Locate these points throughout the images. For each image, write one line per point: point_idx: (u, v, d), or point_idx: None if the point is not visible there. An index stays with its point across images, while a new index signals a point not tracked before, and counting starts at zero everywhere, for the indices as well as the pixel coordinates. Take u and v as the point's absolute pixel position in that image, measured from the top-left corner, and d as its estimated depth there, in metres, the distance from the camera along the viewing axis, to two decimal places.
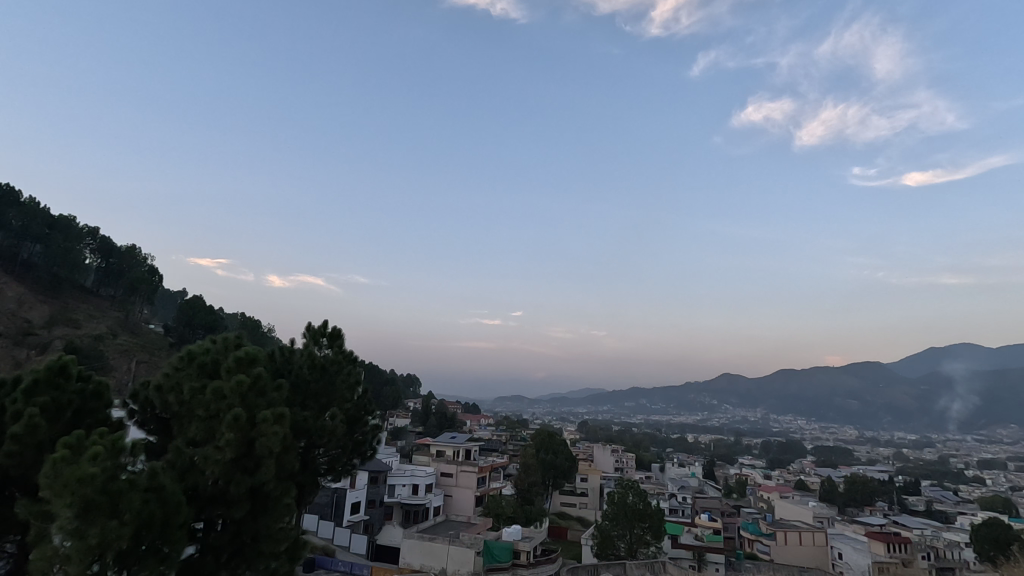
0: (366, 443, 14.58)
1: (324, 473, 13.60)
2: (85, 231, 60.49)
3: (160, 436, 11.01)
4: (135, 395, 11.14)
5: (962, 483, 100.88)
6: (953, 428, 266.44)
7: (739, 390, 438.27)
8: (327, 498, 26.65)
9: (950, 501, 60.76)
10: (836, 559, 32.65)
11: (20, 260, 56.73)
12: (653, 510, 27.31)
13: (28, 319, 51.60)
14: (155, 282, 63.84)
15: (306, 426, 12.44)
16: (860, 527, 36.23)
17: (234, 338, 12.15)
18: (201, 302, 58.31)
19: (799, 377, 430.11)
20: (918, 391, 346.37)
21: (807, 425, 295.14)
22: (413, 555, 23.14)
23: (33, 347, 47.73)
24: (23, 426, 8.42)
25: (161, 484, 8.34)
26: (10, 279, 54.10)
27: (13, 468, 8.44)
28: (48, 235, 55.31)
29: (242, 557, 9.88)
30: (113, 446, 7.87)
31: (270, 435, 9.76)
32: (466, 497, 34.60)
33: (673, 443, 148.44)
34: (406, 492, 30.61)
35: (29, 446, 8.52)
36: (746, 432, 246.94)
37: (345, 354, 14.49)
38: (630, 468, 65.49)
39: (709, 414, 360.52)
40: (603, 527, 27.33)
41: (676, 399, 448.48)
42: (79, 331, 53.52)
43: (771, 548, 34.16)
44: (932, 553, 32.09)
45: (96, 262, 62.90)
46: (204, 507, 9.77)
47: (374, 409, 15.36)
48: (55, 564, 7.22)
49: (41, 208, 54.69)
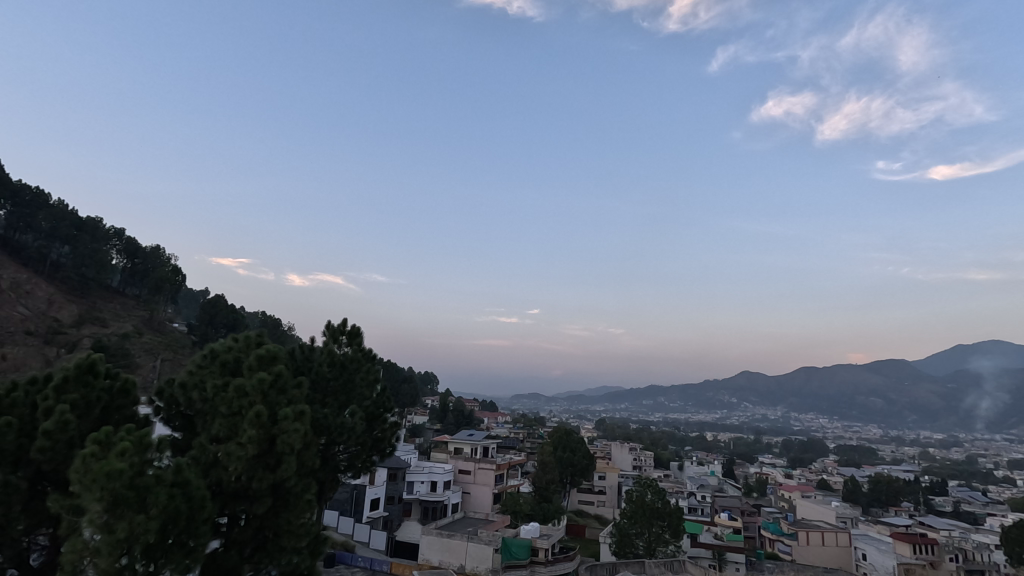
0: (384, 441, 14.61)
1: (344, 470, 13.74)
2: (112, 232, 61.77)
3: (184, 433, 11.21)
4: (160, 392, 11.35)
5: (993, 484, 97.59)
6: (981, 428, 259.98)
7: (758, 388, 432.13)
8: (346, 494, 26.99)
9: (980, 502, 59.22)
10: (860, 560, 32.15)
11: (49, 261, 58.13)
12: (671, 508, 27.10)
13: (58, 318, 53.08)
14: (178, 282, 64.91)
15: (326, 424, 12.59)
16: (885, 528, 35.56)
17: (256, 336, 12.31)
18: (222, 301, 59.24)
19: (822, 375, 422.49)
20: (946, 390, 338.10)
21: (830, 424, 288.49)
22: (432, 552, 23.23)
23: (62, 346, 48.95)
24: (53, 423, 8.62)
25: (186, 479, 8.56)
26: (39, 279, 55.52)
27: (45, 464, 8.68)
28: (77, 236, 56.57)
29: (264, 552, 10.07)
30: (139, 442, 8.03)
31: (291, 433, 9.91)
32: (485, 494, 34.77)
33: (691, 442, 146.98)
34: (424, 489, 30.85)
35: (61, 441, 8.76)
36: (767, 431, 245.40)
37: (365, 352, 14.68)
38: (648, 466, 65.30)
39: (728, 411, 356.17)
40: (621, 526, 27.19)
41: (693, 397, 442.61)
42: (106, 330, 54.76)
43: (792, 548, 33.82)
44: (961, 555, 31.31)
45: (122, 262, 64.41)
46: (227, 502, 9.99)
47: (393, 407, 15.30)
48: (85, 557, 7.44)
49: (69, 210, 56.02)
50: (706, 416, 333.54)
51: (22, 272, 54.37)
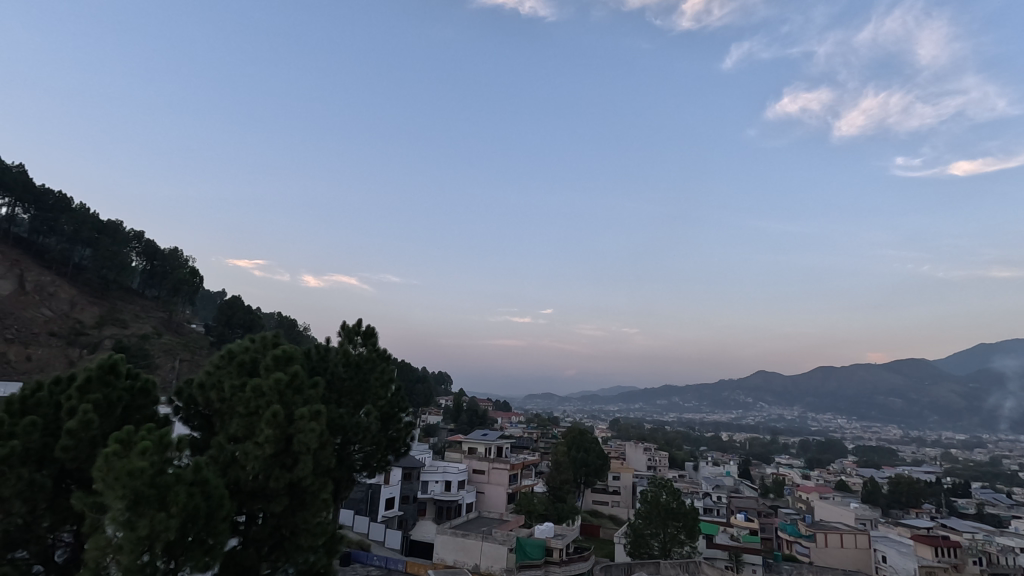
0: (399, 440, 14.72)
1: (360, 469, 13.86)
2: (132, 235, 62.87)
3: (202, 432, 11.38)
4: (180, 392, 11.53)
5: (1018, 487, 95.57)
6: (1005, 429, 254.74)
7: (775, 388, 427.37)
8: (361, 493, 27.23)
9: (1004, 504, 57.97)
10: (879, 563, 31.66)
11: (71, 263, 59.31)
12: (686, 509, 26.87)
13: (80, 319, 54.23)
14: (196, 283, 65.88)
15: (341, 423, 12.68)
16: (905, 530, 34.93)
17: (272, 336, 12.45)
18: (239, 302, 60.00)
19: (840, 375, 416.56)
20: (969, 390, 331.47)
21: (848, 425, 284.20)
22: (447, 551, 23.30)
23: (84, 347, 50.00)
24: (77, 422, 8.82)
25: (205, 478, 8.68)
26: (62, 282, 56.69)
27: (69, 462, 8.87)
28: (98, 239, 57.67)
29: (281, 551, 10.18)
30: (159, 441, 8.16)
31: (307, 433, 10.01)
32: (499, 494, 34.80)
33: (707, 442, 145.99)
34: (439, 489, 31.00)
35: (83, 441, 8.93)
36: (783, 431, 243.58)
37: (380, 353, 14.78)
38: (662, 467, 64.89)
39: (744, 411, 352.78)
40: (636, 526, 27.05)
41: (707, 397, 438.69)
42: (126, 331, 55.76)
43: (810, 549, 33.47)
44: (985, 559, 30.69)
45: (142, 265, 65.52)
46: (245, 501, 10.13)
47: (408, 407, 15.38)
48: (108, 554, 7.59)
49: (90, 214, 57.13)
50: (721, 416, 330.74)
51: (46, 275, 55.56)
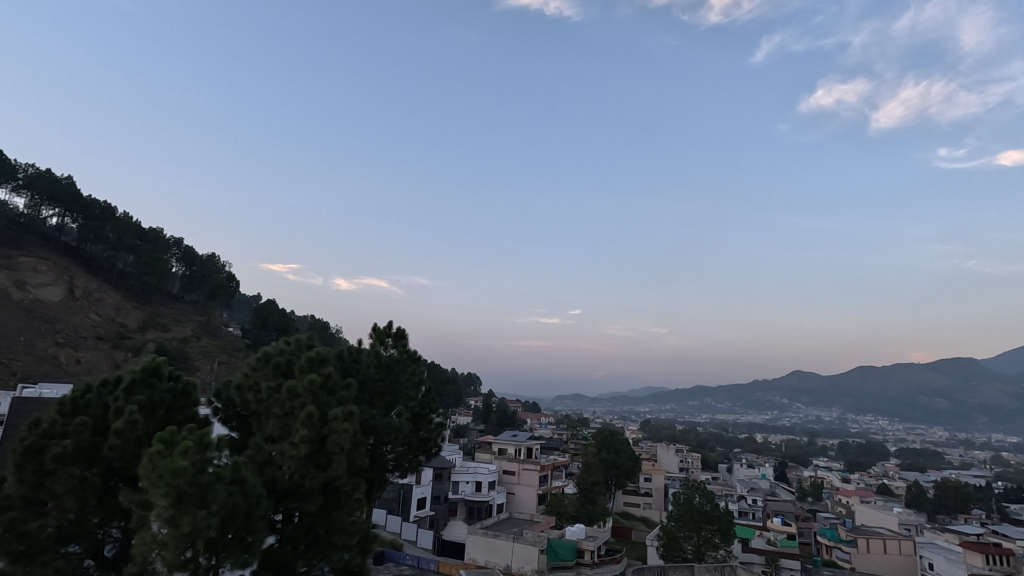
0: (430, 441, 14.90)
1: (392, 469, 14.03)
2: (171, 242, 65.08)
3: (240, 433, 11.70)
4: (218, 394, 11.86)
5: None
6: None
7: (811, 388, 416.00)
8: (393, 493, 27.58)
9: None
10: (926, 570, 30.46)
11: (115, 270, 61.66)
12: (720, 512, 26.36)
13: (124, 324, 56.37)
14: (231, 288, 67.75)
15: (373, 424, 12.88)
16: (953, 536, 33.53)
17: (306, 339, 12.72)
18: (273, 305, 61.45)
19: (881, 374, 402.90)
20: (1020, 391, 316.32)
21: (889, 427, 274.48)
22: (479, 552, 23.40)
23: (128, 350, 51.93)
24: (123, 422, 9.16)
25: (243, 477, 8.91)
26: (107, 287, 59.01)
27: (116, 460, 9.22)
28: (139, 246, 59.84)
29: (317, 549, 10.39)
30: (199, 441, 8.42)
31: (340, 433, 10.17)
32: (530, 495, 34.79)
33: (741, 443, 143.09)
34: (469, 489, 31.13)
35: (129, 441, 9.27)
36: (821, 433, 237.36)
37: (410, 353, 15.00)
38: (695, 468, 63.87)
39: (779, 412, 344.46)
40: (668, 529, 26.68)
41: (741, 397, 429.60)
42: (167, 335, 57.75)
43: (851, 555, 32.54)
44: None
45: (181, 270, 67.74)
46: (281, 499, 10.34)
47: (438, 408, 15.54)
48: (153, 549, 7.85)
49: (132, 222, 59.29)
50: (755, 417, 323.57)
51: (92, 281, 57.95)
